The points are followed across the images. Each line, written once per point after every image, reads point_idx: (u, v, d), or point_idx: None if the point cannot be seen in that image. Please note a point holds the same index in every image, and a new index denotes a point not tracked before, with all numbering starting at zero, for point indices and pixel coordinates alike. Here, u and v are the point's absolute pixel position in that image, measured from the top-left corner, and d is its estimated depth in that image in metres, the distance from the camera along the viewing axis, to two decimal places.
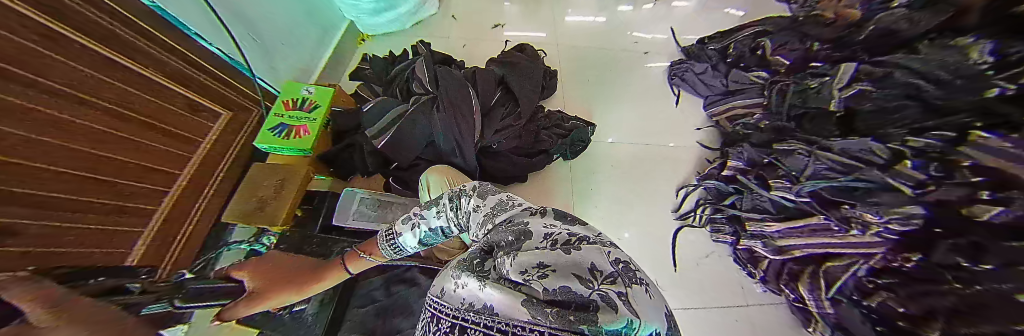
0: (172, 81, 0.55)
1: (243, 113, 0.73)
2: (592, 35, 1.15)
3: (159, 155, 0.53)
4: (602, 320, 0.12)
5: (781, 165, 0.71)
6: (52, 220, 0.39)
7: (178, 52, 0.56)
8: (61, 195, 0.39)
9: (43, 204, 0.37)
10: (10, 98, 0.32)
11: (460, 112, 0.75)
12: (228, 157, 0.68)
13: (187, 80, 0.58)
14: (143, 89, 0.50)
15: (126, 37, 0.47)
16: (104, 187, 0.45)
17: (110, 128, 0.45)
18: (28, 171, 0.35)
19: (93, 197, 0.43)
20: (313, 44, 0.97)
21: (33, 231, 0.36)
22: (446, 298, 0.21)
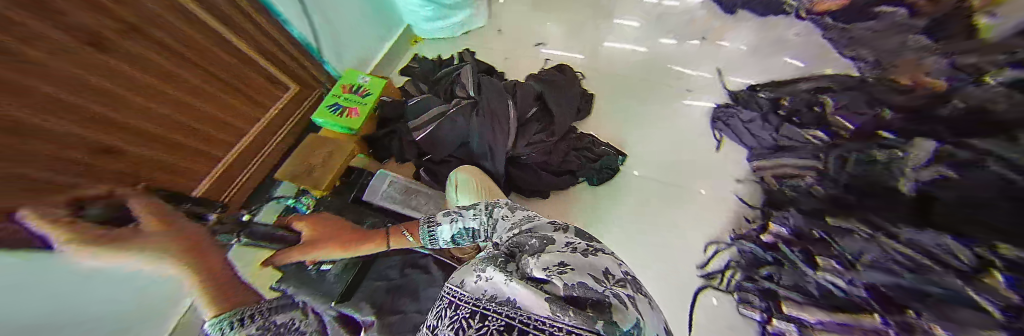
0: (260, 56, 0.70)
1: (309, 89, 0.87)
2: (635, 66, 1.15)
3: (234, 112, 0.67)
4: (616, 317, 0.14)
5: (833, 244, 0.58)
6: (152, 146, 0.51)
7: (270, 34, 0.71)
8: (160, 129, 0.52)
9: (144, 133, 0.49)
10: (127, 48, 0.45)
11: (498, 119, 0.78)
12: (287, 123, 0.82)
13: (271, 56, 0.73)
14: (235, 59, 0.64)
15: (234, 19, 0.62)
16: (190, 128, 0.58)
17: (203, 84, 0.58)
18: (135, 106, 0.47)
19: (180, 135, 0.56)
20: (376, 40, 1.07)
21: (134, 151, 0.48)
22: (465, 289, 0.22)
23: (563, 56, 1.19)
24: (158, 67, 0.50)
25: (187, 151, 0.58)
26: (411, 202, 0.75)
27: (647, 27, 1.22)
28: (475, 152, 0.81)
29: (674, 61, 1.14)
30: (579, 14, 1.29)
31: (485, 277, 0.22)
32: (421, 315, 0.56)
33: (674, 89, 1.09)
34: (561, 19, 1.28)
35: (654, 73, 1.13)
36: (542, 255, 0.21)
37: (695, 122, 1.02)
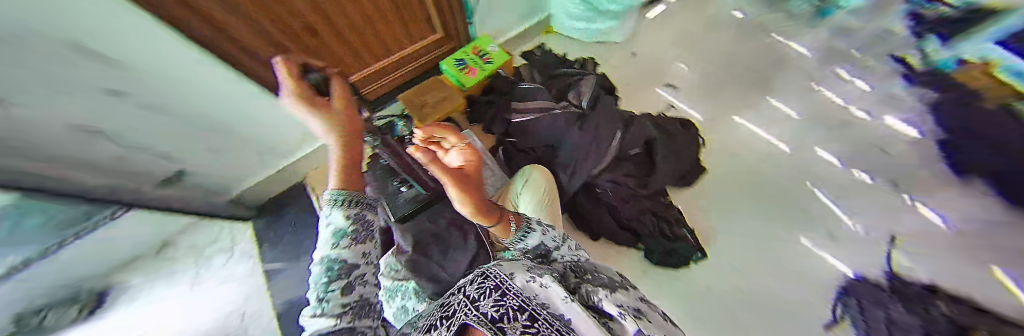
0: (433, 10, 0.86)
1: (451, 42, 1.04)
2: (773, 163, 0.93)
3: (397, 43, 0.89)
4: None
5: None
6: (341, 49, 0.76)
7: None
8: (350, 40, 0.75)
9: (342, 40, 0.74)
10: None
11: (601, 144, 0.74)
12: (424, 59, 1.03)
13: (440, 11, 0.88)
14: (415, 10, 0.83)
15: None
16: (366, 44, 0.81)
17: (388, 21, 0.79)
18: (345, 24, 0.70)
19: (359, 48, 0.80)
20: (518, 19, 1.12)
21: (329, 47, 0.73)
22: (524, 289, 0.23)
23: (687, 111, 1.05)
24: (362, 10, 0.70)
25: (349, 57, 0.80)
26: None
27: (817, 127, 0.94)
28: (554, 159, 0.78)
29: (832, 183, 0.87)
30: (735, 74, 1.08)
31: (541, 286, 0.24)
32: (443, 271, 0.61)
33: (811, 215, 0.84)
34: (708, 71, 1.11)
35: (787, 183, 0.89)
36: (609, 297, 0.25)
37: (816, 272, 0.76)
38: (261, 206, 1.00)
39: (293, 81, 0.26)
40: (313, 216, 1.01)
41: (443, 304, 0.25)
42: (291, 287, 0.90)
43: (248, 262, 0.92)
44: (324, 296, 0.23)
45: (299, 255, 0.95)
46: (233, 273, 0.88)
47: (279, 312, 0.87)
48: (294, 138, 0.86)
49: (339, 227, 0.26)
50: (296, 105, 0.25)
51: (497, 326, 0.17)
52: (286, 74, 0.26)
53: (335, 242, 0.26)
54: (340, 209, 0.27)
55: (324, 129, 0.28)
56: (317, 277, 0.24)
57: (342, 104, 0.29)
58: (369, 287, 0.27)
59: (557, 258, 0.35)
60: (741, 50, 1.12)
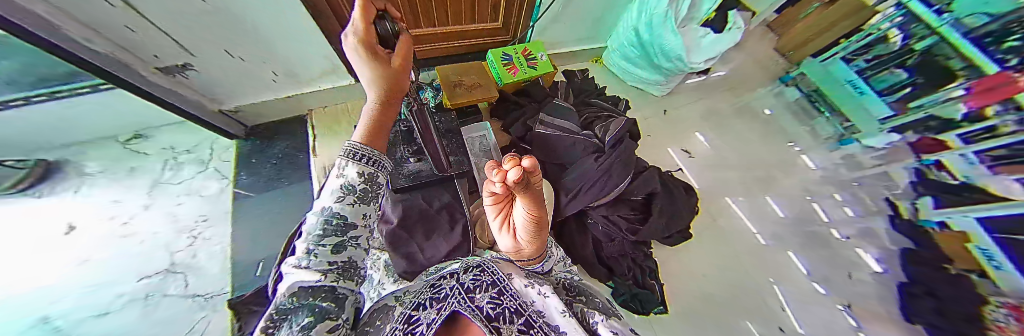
0: (502, 3, 0.91)
1: (504, 35, 1.10)
2: (754, 255, 0.96)
3: (459, 19, 0.94)
4: None
5: None
6: (408, 5, 0.80)
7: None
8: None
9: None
10: None
11: (610, 178, 0.73)
12: (475, 41, 1.09)
13: (508, 5, 0.92)
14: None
15: None
16: (432, 9, 0.85)
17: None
18: None
19: (424, 9, 0.84)
20: (574, 39, 1.15)
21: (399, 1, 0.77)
22: (522, 294, 0.27)
23: (691, 179, 1.07)
24: None
25: (406, 17, 0.85)
26: (482, 164, 0.81)
27: (802, 237, 0.99)
28: (562, 180, 0.77)
29: (797, 293, 0.90)
30: (746, 163, 1.12)
31: (539, 292, 0.28)
32: (420, 252, 0.60)
33: (772, 312, 0.87)
34: (724, 151, 1.14)
35: (756, 275, 0.93)
36: (606, 320, 0.28)
37: None
38: (254, 124, 0.97)
39: (365, 27, 0.25)
40: (301, 152, 0.96)
41: (437, 283, 0.27)
42: (254, 215, 0.85)
43: (221, 181, 0.88)
44: (312, 249, 0.21)
45: (274, 187, 0.90)
46: (205, 187, 0.86)
47: (236, 239, 0.81)
48: (318, 70, 0.86)
49: (350, 182, 0.23)
50: (356, 48, 0.24)
51: (492, 326, 0.21)
52: (361, 15, 0.24)
53: (340, 195, 0.22)
54: (355, 164, 0.23)
55: (371, 82, 0.25)
56: (312, 226, 0.22)
57: (399, 66, 0.28)
58: (358, 251, 0.26)
59: (554, 274, 0.38)
60: (758, 143, 1.16)
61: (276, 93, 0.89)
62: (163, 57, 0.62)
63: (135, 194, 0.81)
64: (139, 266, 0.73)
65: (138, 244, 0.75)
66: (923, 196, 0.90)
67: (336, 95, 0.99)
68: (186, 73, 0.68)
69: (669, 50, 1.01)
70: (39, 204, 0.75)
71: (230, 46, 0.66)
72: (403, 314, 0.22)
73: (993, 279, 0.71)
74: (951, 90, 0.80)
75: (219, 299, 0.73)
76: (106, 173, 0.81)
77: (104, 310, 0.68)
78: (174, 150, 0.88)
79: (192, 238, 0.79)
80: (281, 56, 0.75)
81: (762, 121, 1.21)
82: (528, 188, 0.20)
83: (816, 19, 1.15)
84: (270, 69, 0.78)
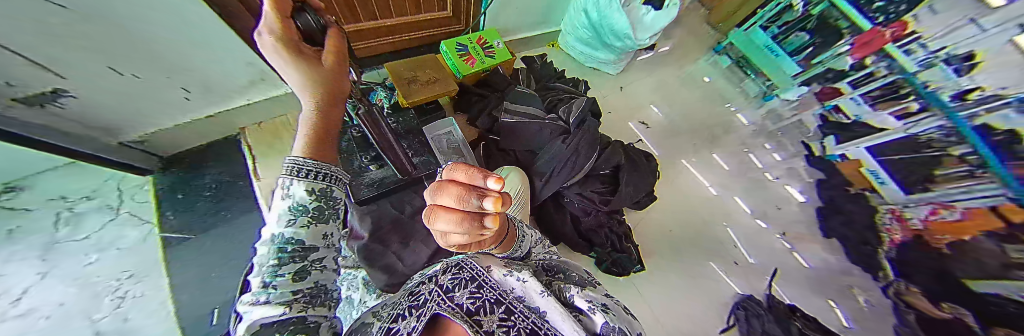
0: None
1: (456, 26, 1.06)
2: (709, 207, 1.09)
3: (405, 11, 0.89)
4: None
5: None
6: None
7: None
8: None
9: None
10: None
11: (578, 156, 0.75)
12: (426, 34, 1.04)
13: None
14: None
15: None
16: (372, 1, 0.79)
17: None
18: None
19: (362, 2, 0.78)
20: (527, 24, 1.15)
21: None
22: (502, 282, 0.28)
23: (650, 148, 1.17)
24: None
25: (341, 11, 0.78)
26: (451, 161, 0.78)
27: (744, 185, 1.14)
28: (533, 166, 0.78)
29: (744, 232, 1.05)
30: (694, 127, 1.25)
31: (518, 279, 0.29)
32: (400, 262, 0.58)
33: (726, 252, 1.00)
34: (674, 120, 1.25)
35: (713, 224, 1.06)
36: (584, 291, 0.30)
37: (718, 295, 0.91)
38: (169, 152, 0.82)
39: (281, 22, 0.22)
40: (243, 178, 0.85)
41: (414, 290, 0.27)
42: (198, 258, 0.75)
43: (142, 227, 0.75)
44: (269, 281, 0.19)
45: (216, 222, 0.79)
46: (119, 238, 0.72)
47: (179, 288, 0.71)
48: (244, 80, 0.75)
49: (298, 202, 0.21)
50: (274, 46, 0.21)
51: (472, 320, 0.21)
52: (273, 6, 0.21)
53: (290, 218, 0.21)
54: (301, 180, 0.21)
55: (303, 87, 0.23)
56: (264, 257, 0.20)
57: (332, 65, 0.25)
58: (326, 273, 0.24)
59: (534, 257, 0.39)
60: (702, 108, 1.29)
61: (192, 113, 0.76)
62: (21, 84, 0.47)
63: (21, 262, 0.64)
64: None
65: (40, 322, 0.60)
66: (827, 136, 1.02)
67: (273, 108, 0.88)
68: (59, 102, 0.55)
69: (617, 28, 1.05)
70: None
71: (115, 61, 0.53)
72: (382, 328, 0.22)
73: (880, 192, 0.86)
74: (838, 47, 0.97)
75: None
76: None
77: None
78: (66, 200, 0.72)
79: (118, 299, 0.66)
80: (189, 66, 0.63)
81: (703, 87, 1.35)
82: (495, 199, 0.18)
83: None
84: (179, 85, 0.66)
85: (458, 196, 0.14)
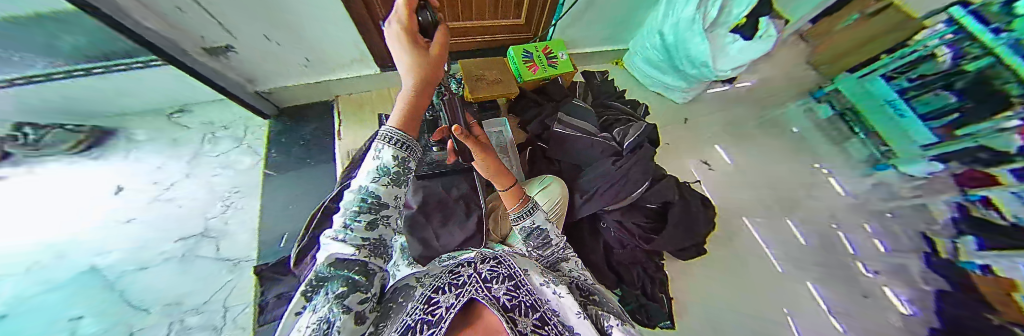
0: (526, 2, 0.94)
1: (525, 35, 1.12)
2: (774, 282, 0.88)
3: (483, 17, 0.97)
4: None
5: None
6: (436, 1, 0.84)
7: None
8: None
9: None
10: None
11: (626, 181, 0.71)
12: (497, 39, 1.11)
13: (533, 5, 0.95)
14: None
15: None
16: (458, 5, 0.88)
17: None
18: None
19: (450, 6, 0.88)
20: (593, 40, 1.17)
21: None
22: (537, 286, 0.28)
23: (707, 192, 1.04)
24: None
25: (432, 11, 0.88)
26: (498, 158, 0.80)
27: None
28: (577, 180, 0.76)
29: None
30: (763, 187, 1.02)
31: (554, 292, 0.28)
32: (435, 239, 0.59)
33: None
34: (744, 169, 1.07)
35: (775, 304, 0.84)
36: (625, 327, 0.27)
37: None
38: (285, 105, 1.02)
39: (408, 15, 0.27)
40: (328, 136, 1.01)
41: (455, 269, 0.29)
42: (280, 193, 0.90)
43: (253, 156, 0.94)
44: (351, 222, 0.22)
45: (299, 167, 0.95)
46: (239, 162, 0.92)
47: (265, 211, 0.86)
48: (347, 58, 0.90)
49: (385, 165, 0.24)
50: (398, 35, 0.26)
51: (509, 316, 0.23)
52: (406, 5, 0.27)
53: (376, 176, 0.24)
54: (390, 146, 0.24)
55: (408, 70, 0.27)
56: (349, 203, 0.23)
57: (436, 56, 0.29)
58: (390, 231, 0.27)
59: (568, 271, 0.39)
60: (783, 163, 1.02)
61: (304, 78, 0.94)
62: (209, 38, 0.67)
63: (177, 162, 0.87)
64: (173, 229, 0.78)
65: (178, 208, 0.81)
66: (964, 234, 0.60)
67: (363, 84, 1.03)
68: (229, 55, 0.74)
69: (694, 56, 0.97)
70: (87, 168, 0.81)
71: (267, 30, 0.70)
72: (425, 295, 0.25)
73: None
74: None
75: (247, 265, 0.78)
76: (153, 142, 0.88)
77: (144, 265, 0.72)
78: (213, 125, 0.95)
79: (226, 206, 0.84)
80: (313, 40, 0.78)
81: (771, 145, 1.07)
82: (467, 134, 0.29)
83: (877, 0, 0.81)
84: (303, 54, 0.83)
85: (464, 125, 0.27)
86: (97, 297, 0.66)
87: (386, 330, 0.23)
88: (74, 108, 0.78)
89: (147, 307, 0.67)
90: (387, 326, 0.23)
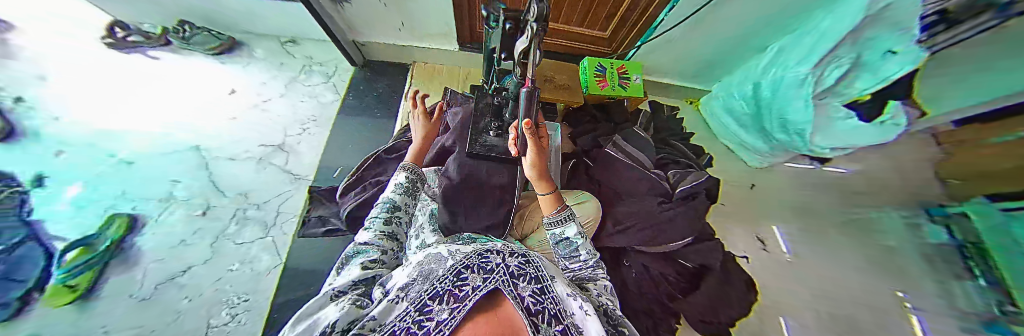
0: (616, 17, 0.94)
1: (604, 48, 1.13)
2: None
3: (568, 23, 0.99)
4: None
5: None
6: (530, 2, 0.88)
7: (641, 18, 0.89)
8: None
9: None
10: None
11: (669, 225, 0.66)
12: (575, 48, 1.12)
13: (622, 21, 0.95)
14: (606, 10, 0.91)
15: (633, 4, 0.86)
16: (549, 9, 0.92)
17: (578, 5, 0.89)
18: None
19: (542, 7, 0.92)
20: (674, 71, 1.14)
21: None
22: (564, 298, 0.27)
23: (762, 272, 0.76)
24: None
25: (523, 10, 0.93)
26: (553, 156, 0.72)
27: None
28: (612, 206, 0.70)
29: None
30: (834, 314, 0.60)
31: (580, 307, 0.27)
32: (462, 216, 0.58)
33: None
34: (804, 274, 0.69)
35: None
36: None
37: None
38: (373, 59, 1.15)
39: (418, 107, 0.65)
40: (398, 95, 1.10)
41: (483, 254, 0.28)
42: (343, 133, 1.00)
43: (334, 94, 1.06)
44: (375, 220, 0.44)
45: (368, 114, 1.06)
46: (323, 95, 1.05)
47: (329, 143, 0.97)
48: (436, 30, 0.98)
49: (400, 182, 0.53)
50: (417, 117, 0.65)
51: (533, 323, 0.21)
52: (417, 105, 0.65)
53: (394, 190, 0.51)
54: (404, 172, 0.55)
55: (419, 129, 0.65)
56: (377, 212, 0.46)
57: (431, 124, 0.66)
58: (400, 231, 0.46)
59: (596, 294, 0.33)
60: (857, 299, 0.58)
61: (396, 39, 1.05)
62: None
63: (277, 81, 1.03)
64: (262, 135, 0.93)
65: (269, 120, 0.96)
66: None
67: (440, 57, 1.11)
68: (345, 5, 0.88)
69: (789, 121, 0.82)
70: (218, 68, 1.00)
71: None
72: (456, 268, 0.26)
73: None
74: None
75: (302, 184, 0.89)
76: (265, 60, 1.06)
77: (232, 157, 0.86)
78: (311, 60, 1.10)
79: (303, 129, 0.97)
80: (414, 8, 0.87)
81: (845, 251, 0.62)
82: (534, 135, 0.34)
83: (924, 143, 0.51)
84: (401, 19, 0.93)
85: (532, 126, 0.32)
86: (191, 169, 0.81)
87: (413, 287, 0.25)
88: (216, 17, 1.00)
89: (225, 189, 0.81)
90: (414, 283, 0.26)
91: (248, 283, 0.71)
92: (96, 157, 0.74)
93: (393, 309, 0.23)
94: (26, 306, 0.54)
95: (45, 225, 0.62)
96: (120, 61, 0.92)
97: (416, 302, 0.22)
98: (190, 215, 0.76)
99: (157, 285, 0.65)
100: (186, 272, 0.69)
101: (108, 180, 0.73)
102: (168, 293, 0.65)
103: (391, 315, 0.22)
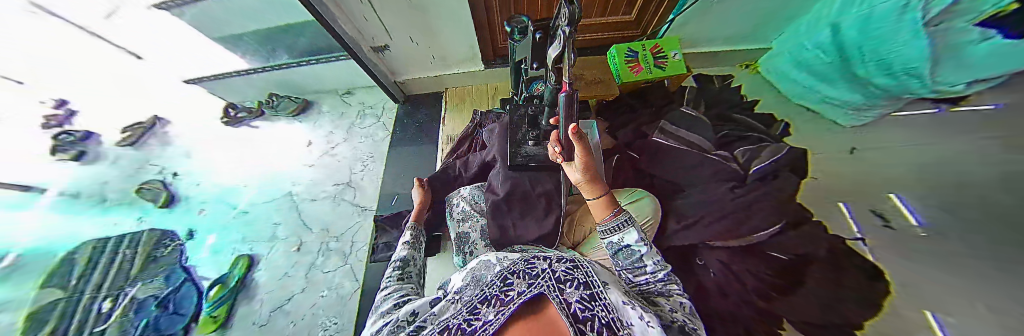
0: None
1: (634, 31, 1.08)
2: None
3: (591, 17, 0.98)
4: None
5: None
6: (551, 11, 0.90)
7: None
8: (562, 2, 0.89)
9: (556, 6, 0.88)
10: None
11: (743, 215, 0.57)
12: (602, 39, 1.10)
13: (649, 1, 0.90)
14: None
15: None
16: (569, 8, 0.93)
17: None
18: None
19: None
20: (718, 35, 1.04)
21: (543, 10, 0.88)
22: (619, 308, 0.24)
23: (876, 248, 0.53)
24: None
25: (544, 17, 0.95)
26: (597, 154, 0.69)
27: None
28: (671, 200, 0.64)
29: None
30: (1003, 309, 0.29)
31: (641, 317, 0.23)
32: (512, 229, 0.58)
33: None
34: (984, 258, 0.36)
35: None
36: None
37: None
38: (412, 94, 1.28)
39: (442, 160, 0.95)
40: (436, 123, 1.20)
41: (529, 260, 0.27)
42: (396, 164, 1.12)
43: (383, 131, 1.20)
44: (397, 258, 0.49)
45: (414, 144, 1.16)
46: (374, 134, 1.19)
47: (385, 175, 1.09)
48: (463, 57, 1.06)
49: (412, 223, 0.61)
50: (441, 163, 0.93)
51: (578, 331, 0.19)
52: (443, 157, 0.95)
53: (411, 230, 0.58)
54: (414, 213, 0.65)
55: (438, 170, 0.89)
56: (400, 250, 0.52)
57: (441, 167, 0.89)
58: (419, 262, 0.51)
59: (669, 312, 0.29)
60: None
61: (428, 73, 1.15)
62: (376, 39, 0.93)
63: (339, 127, 1.21)
64: (334, 174, 1.08)
65: (337, 162, 1.12)
66: None
67: (470, 80, 1.18)
68: (385, 53, 1.00)
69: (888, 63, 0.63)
70: (294, 125, 1.21)
71: (413, 34, 0.91)
72: (502, 273, 0.26)
73: None
74: None
75: (367, 214, 1.01)
76: (330, 113, 1.24)
77: (311, 198, 1.02)
78: (363, 105, 1.27)
79: (363, 166, 1.11)
80: (442, 41, 0.95)
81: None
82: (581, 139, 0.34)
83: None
84: (431, 54, 1.02)
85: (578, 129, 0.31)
86: (284, 211, 0.98)
87: (466, 292, 0.27)
88: (292, 84, 1.22)
89: (311, 225, 0.97)
90: (467, 287, 0.28)
91: (335, 307, 0.84)
92: (223, 210, 0.95)
93: (448, 309, 0.25)
94: (188, 333, 0.72)
95: (196, 269, 0.81)
96: (230, 134, 1.12)
97: (468, 306, 0.24)
98: (289, 251, 0.91)
99: (270, 312, 0.81)
100: (290, 300, 0.83)
101: (231, 225, 0.93)
102: (278, 320, 0.80)
103: (446, 313, 0.25)
